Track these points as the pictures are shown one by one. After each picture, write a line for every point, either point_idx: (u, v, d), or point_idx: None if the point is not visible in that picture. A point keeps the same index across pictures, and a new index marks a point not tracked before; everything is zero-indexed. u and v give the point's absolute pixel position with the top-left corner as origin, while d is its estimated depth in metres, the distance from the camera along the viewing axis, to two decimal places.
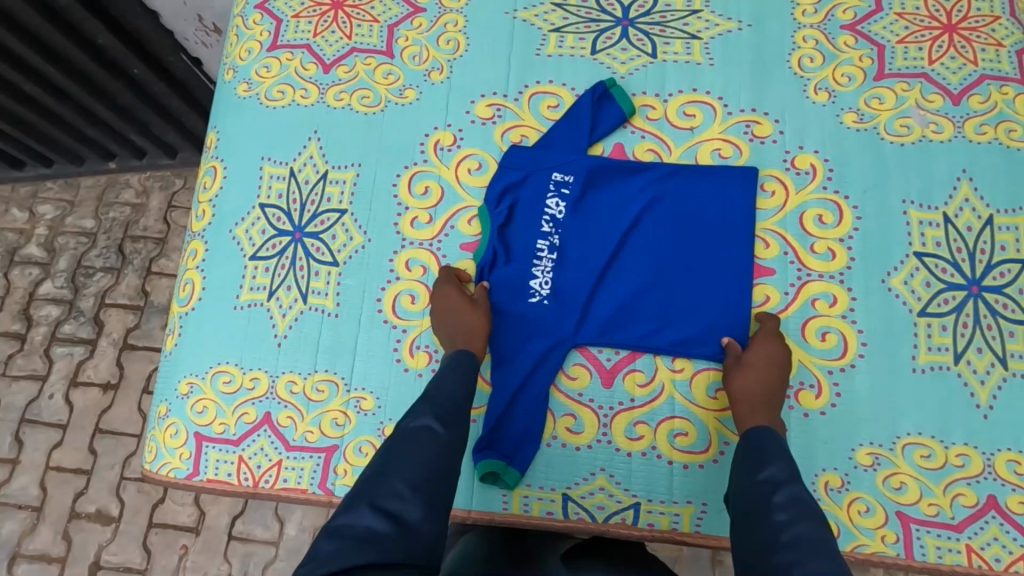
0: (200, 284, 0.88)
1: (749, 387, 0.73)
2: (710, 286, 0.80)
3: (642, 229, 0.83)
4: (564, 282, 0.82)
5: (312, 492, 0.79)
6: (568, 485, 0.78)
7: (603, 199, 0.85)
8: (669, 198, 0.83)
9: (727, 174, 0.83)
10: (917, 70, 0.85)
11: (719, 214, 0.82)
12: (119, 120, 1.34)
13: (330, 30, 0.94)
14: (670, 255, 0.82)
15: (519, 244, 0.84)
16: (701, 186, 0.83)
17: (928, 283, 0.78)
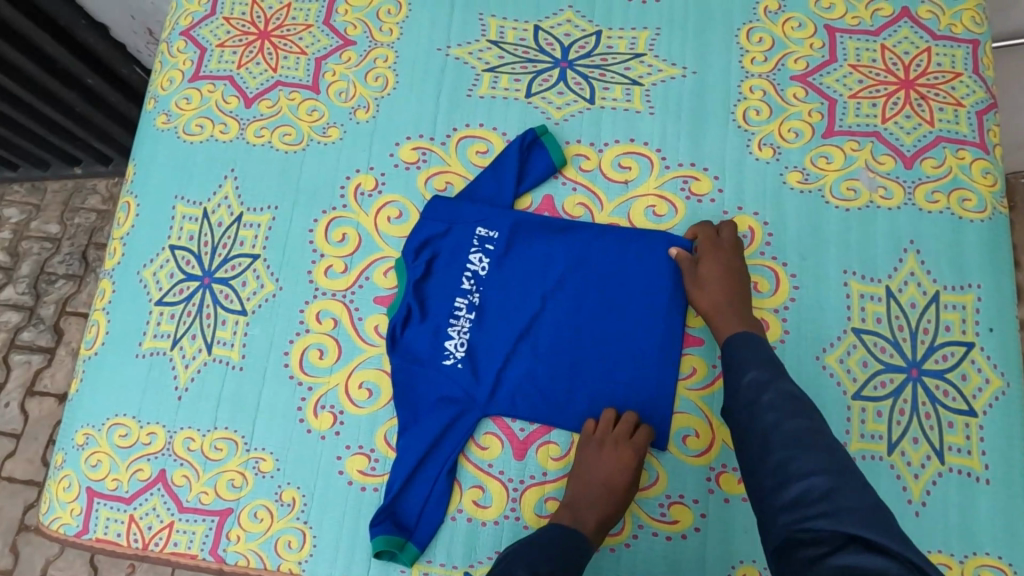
0: (104, 327, 0.83)
1: (717, 282, 0.73)
2: (635, 356, 0.76)
3: (568, 290, 0.78)
4: (481, 344, 0.78)
5: (202, 558, 0.75)
6: (469, 564, 0.72)
7: (528, 256, 0.79)
8: (598, 258, 0.78)
9: (663, 239, 0.78)
10: (869, 128, 0.79)
11: (651, 281, 0.77)
12: (82, 130, 1.29)
13: (255, 62, 0.89)
14: (595, 320, 0.77)
15: (436, 301, 0.79)
16: (636, 250, 0.78)
17: (865, 362, 0.72)
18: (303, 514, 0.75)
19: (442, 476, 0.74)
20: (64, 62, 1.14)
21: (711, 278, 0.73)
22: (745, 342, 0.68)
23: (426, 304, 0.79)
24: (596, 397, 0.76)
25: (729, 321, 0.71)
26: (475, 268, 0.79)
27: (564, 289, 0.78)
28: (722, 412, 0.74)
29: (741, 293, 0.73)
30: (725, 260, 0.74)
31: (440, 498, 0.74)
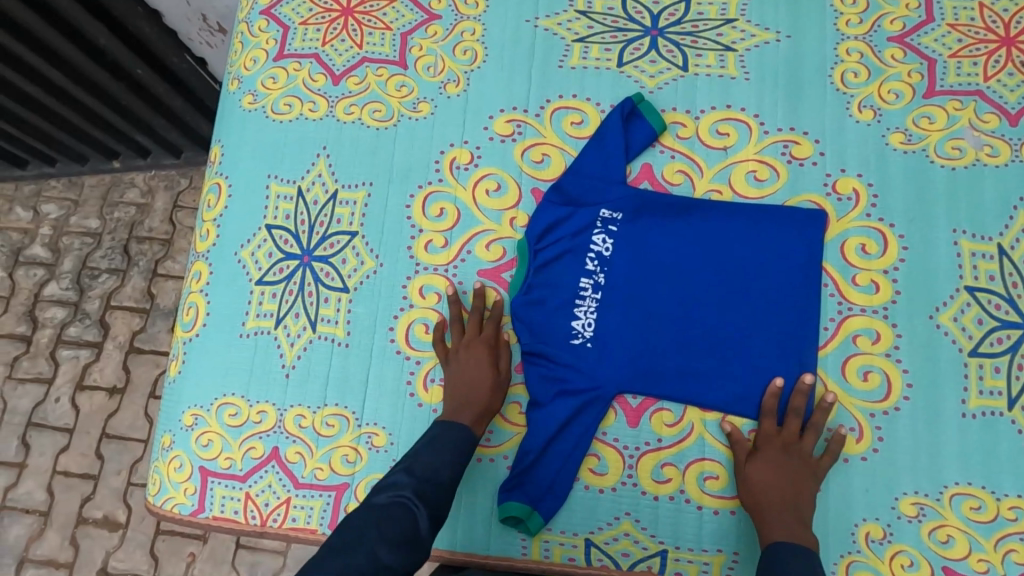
0: (205, 308, 0.83)
1: (772, 466, 0.70)
2: (764, 336, 0.75)
3: (696, 272, 0.77)
4: (609, 324, 0.77)
5: (322, 533, 0.75)
6: (590, 530, 0.73)
7: (656, 238, 0.79)
8: (727, 238, 0.78)
9: (794, 217, 0.77)
10: (971, 87, 0.79)
11: (782, 261, 0.76)
12: (123, 120, 1.29)
13: (340, 39, 0.89)
14: (724, 300, 0.76)
15: (559, 282, 0.79)
16: (765, 228, 0.77)
17: (980, 320, 0.73)
18: None
19: (564, 450, 0.74)
20: (112, 51, 1.12)
21: (771, 448, 0.71)
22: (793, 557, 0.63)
23: (552, 285, 0.79)
24: (728, 376, 0.75)
25: (783, 515, 0.67)
26: (599, 250, 0.79)
27: (693, 269, 0.77)
28: (837, 375, 0.74)
29: (801, 503, 0.68)
30: (789, 439, 0.72)
31: (562, 469, 0.74)
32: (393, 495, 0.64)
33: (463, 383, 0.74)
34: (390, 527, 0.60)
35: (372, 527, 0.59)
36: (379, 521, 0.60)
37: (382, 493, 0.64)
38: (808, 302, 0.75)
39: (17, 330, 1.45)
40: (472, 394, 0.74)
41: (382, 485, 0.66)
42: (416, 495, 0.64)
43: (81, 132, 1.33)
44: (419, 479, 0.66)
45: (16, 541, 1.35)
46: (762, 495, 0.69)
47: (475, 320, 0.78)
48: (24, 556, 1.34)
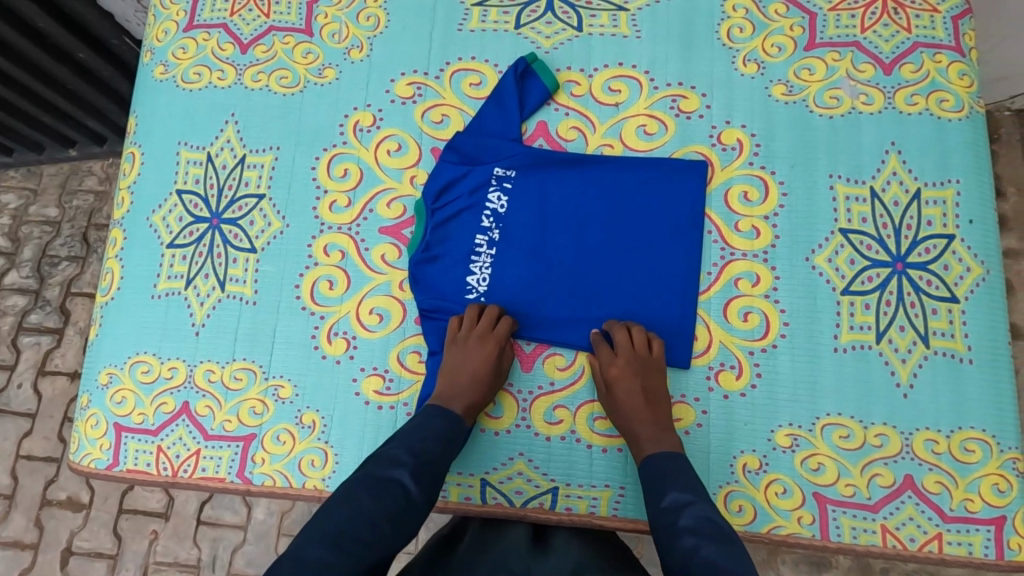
0: (119, 273, 0.86)
1: (626, 389, 0.73)
2: (649, 284, 0.78)
3: (586, 224, 0.80)
4: (503, 278, 0.80)
5: (230, 481, 0.78)
6: (486, 470, 0.77)
7: (549, 194, 0.82)
8: (616, 191, 0.81)
9: (678, 169, 0.80)
10: (849, 38, 0.81)
11: (667, 211, 0.80)
12: (74, 106, 1.29)
13: (248, 9, 0.91)
14: (614, 251, 0.79)
15: (456, 239, 0.81)
16: (651, 180, 0.80)
17: (852, 260, 0.76)
18: (324, 434, 0.79)
19: None
20: (53, 35, 1.12)
21: (618, 371, 0.73)
22: (672, 463, 0.69)
23: (450, 242, 0.81)
24: (615, 322, 0.78)
25: (649, 432, 0.71)
26: (495, 207, 0.82)
27: (584, 221, 0.81)
28: (719, 316, 0.77)
29: (660, 409, 0.73)
30: (627, 354, 0.74)
31: None
32: (396, 475, 0.66)
33: (466, 372, 0.75)
34: (386, 501, 0.64)
35: (369, 502, 0.64)
36: (377, 496, 0.64)
37: (379, 465, 0.67)
38: (691, 248, 0.79)
39: None
40: (473, 383, 0.74)
41: (382, 456, 0.68)
42: (411, 473, 0.67)
43: (32, 119, 1.32)
44: (419, 459, 0.68)
45: None
46: (631, 421, 0.72)
47: (487, 320, 0.77)
48: None
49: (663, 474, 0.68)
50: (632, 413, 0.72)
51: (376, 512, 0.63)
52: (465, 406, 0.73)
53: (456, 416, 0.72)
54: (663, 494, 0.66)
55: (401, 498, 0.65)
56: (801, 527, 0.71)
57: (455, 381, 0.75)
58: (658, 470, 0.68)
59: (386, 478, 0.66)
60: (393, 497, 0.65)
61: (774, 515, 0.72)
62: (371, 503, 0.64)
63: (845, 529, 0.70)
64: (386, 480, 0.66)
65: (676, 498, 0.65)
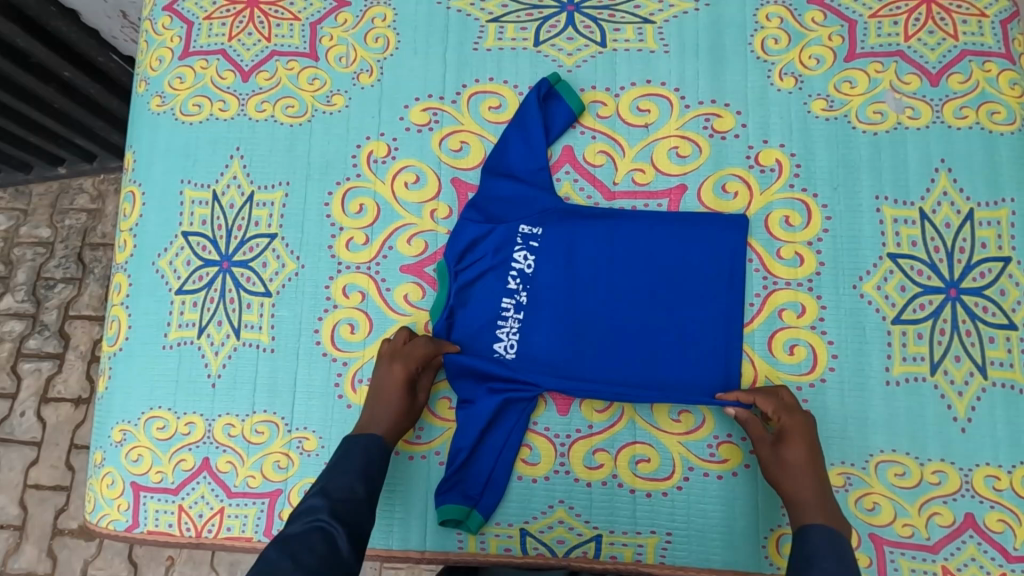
0: (126, 321, 0.81)
1: (805, 448, 0.67)
2: (688, 346, 0.74)
3: (620, 285, 0.76)
4: (534, 340, 0.76)
5: (258, 540, 0.75)
6: (525, 519, 0.74)
7: (579, 250, 0.77)
8: (650, 250, 0.76)
9: (715, 223, 0.76)
10: (891, 48, 0.77)
11: (705, 268, 0.75)
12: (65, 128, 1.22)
13: (247, 32, 0.85)
14: (652, 308, 0.75)
15: (482, 297, 0.77)
16: (688, 237, 0.76)
17: (903, 287, 0.72)
18: None
19: (501, 448, 0.74)
20: (34, 53, 1.05)
21: (799, 430, 0.67)
22: (827, 540, 0.60)
23: (469, 307, 0.77)
24: (655, 387, 0.73)
25: (813, 497, 0.64)
26: (521, 269, 0.77)
27: (616, 280, 0.76)
28: (764, 350, 0.74)
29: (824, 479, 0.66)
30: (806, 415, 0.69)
31: (499, 468, 0.74)
32: (306, 521, 0.60)
33: (378, 397, 0.72)
34: (307, 553, 0.56)
35: (285, 559, 0.55)
36: (292, 550, 0.56)
37: (293, 523, 0.60)
38: (734, 306, 0.74)
39: None
40: (392, 408, 0.71)
41: (296, 514, 0.61)
42: (332, 516, 0.61)
43: (19, 139, 1.26)
44: (334, 501, 0.62)
45: None
46: (802, 482, 0.65)
47: (419, 343, 0.73)
48: (3, 570, 1.33)
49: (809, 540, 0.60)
50: (804, 470, 0.65)
51: (295, 567, 0.55)
52: (385, 430, 0.70)
53: (377, 440, 0.69)
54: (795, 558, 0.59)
55: (318, 544, 0.58)
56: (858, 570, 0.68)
57: (375, 404, 0.72)
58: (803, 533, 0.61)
59: (295, 533, 0.59)
60: (300, 547, 0.57)
61: None
62: (287, 559, 0.55)
63: (904, 570, 0.68)
64: (297, 533, 0.59)
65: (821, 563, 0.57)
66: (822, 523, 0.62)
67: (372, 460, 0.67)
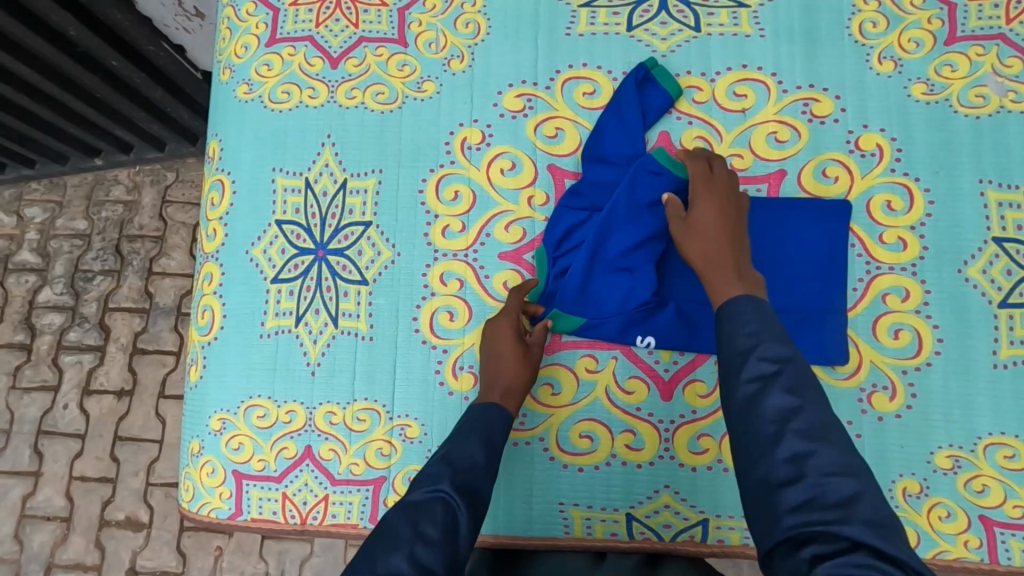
0: (220, 311, 0.81)
1: (711, 206, 0.69)
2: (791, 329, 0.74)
3: None
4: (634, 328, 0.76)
5: (363, 527, 0.75)
6: (630, 504, 0.74)
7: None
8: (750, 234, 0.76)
9: (815, 208, 0.75)
10: (993, 31, 0.76)
11: (806, 253, 0.75)
12: (102, 117, 1.22)
13: (334, 18, 0.84)
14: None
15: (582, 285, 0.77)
16: (788, 221, 0.76)
17: (1008, 271, 0.73)
18: None
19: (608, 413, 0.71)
20: (84, 43, 1.04)
21: (709, 193, 0.70)
22: (744, 304, 0.59)
23: (565, 293, 0.76)
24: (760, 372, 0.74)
25: (725, 275, 0.64)
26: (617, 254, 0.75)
27: None
28: (867, 334, 0.74)
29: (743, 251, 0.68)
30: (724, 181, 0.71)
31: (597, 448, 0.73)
32: (428, 491, 0.58)
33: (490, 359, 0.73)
34: (428, 525, 0.54)
35: (406, 526, 0.53)
36: (415, 520, 0.54)
37: (415, 491, 0.58)
38: (835, 290, 0.74)
39: (15, 339, 1.41)
40: (502, 365, 0.72)
41: (418, 481, 0.60)
42: (453, 487, 0.58)
43: (58, 131, 1.26)
44: (456, 471, 0.60)
45: (41, 547, 1.34)
46: (713, 247, 0.67)
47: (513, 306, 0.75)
48: (51, 562, 1.33)
49: (768, 358, 0.54)
50: (709, 219, 0.69)
51: (416, 536, 0.53)
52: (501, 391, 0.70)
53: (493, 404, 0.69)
54: (781, 391, 0.52)
55: (440, 514, 0.55)
56: (968, 551, 0.69)
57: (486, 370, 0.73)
58: (756, 349, 0.55)
59: (412, 502, 0.57)
60: (417, 517, 0.55)
61: (939, 540, 0.69)
62: (408, 526, 0.53)
63: (1015, 551, 0.68)
64: (416, 501, 0.57)
65: (785, 383, 0.52)
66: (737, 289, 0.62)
67: (491, 423, 0.67)
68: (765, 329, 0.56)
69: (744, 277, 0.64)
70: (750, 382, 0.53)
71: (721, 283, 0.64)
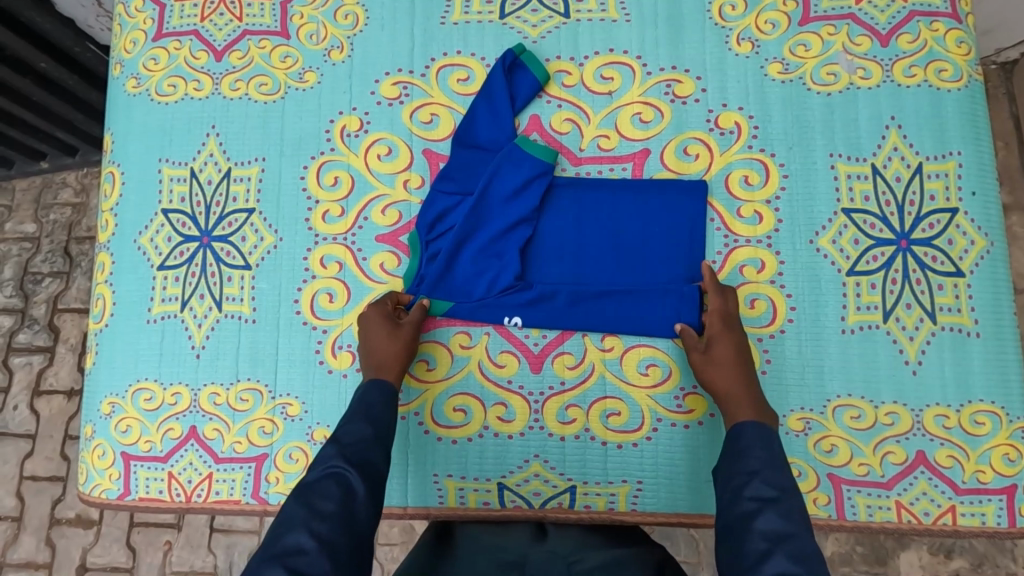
0: (111, 298, 0.83)
1: (729, 347, 0.72)
2: (648, 305, 0.77)
3: (585, 252, 0.79)
4: (501, 310, 0.78)
5: (246, 502, 0.78)
6: (502, 474, 0.77)
7: (545, 221, 0.80)
8: (613, 217, 0.79)
9: (674, 189, 0.79)
10: (843, 11, 0.79)
11: (665, 233, 0.79)
12: (43, 121, 1.21)
13: (219, 13, 0.87)
14: (612, 271, 0.79)
15: (452, 270, 0.80)
16: (649, 204, 0.79)
17: (856, 240, 0.76)
18: None
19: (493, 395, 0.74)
20: (13, 47, 1.03)
21: (727, 332, 0.73)
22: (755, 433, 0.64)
23: (435, 277, 0.79)
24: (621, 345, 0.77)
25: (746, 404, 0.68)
26: (486, 240, 0.79)
27: (585, 247, 0.79)
28: None
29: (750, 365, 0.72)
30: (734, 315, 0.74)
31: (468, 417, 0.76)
32: (320, 470, 0.60)
33: (371, 350, 0.73)
34: (323, 501, 0.57)
35: (301, 508, 0.56)
36: (309, 499, 0.56)
37: (310, 473, 0.60)
38: (692, 267, 0.78)
39: None
40: (386, 351, 0.73)
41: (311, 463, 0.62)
42: (347, 462, 0.61)
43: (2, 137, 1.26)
44: (345, 447, 0.62)
45: None
46: (727, 385, 0.70)
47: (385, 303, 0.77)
48: (2, 561, 1.34)
49: (769, 483, 0.59)
50: (730, 364, 0.71)
51: (312, 514, 0.55)
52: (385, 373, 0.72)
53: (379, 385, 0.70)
54: (775, 513, 0.56)
55: (336, 492, 0.58)
56: (818, 509, 0.72)
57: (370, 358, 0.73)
58: (759, 474, 0.60)
59: (306, 486, 0.58)
60: (311, 496, 0.57)
61: None
62: (303, 508, 0.55)
63: (860, 507, 0.71)
64: (311, 484, 0.58)
65: (779, 508, 0.56)
66: (754, 417, 0.67)
67: (374, 403, 0.68)
68: (766, 460, 0.61)
69: (762, 409, 0.68)
70: (750, 501, 0.58)
71: (749, 416, 0.67)
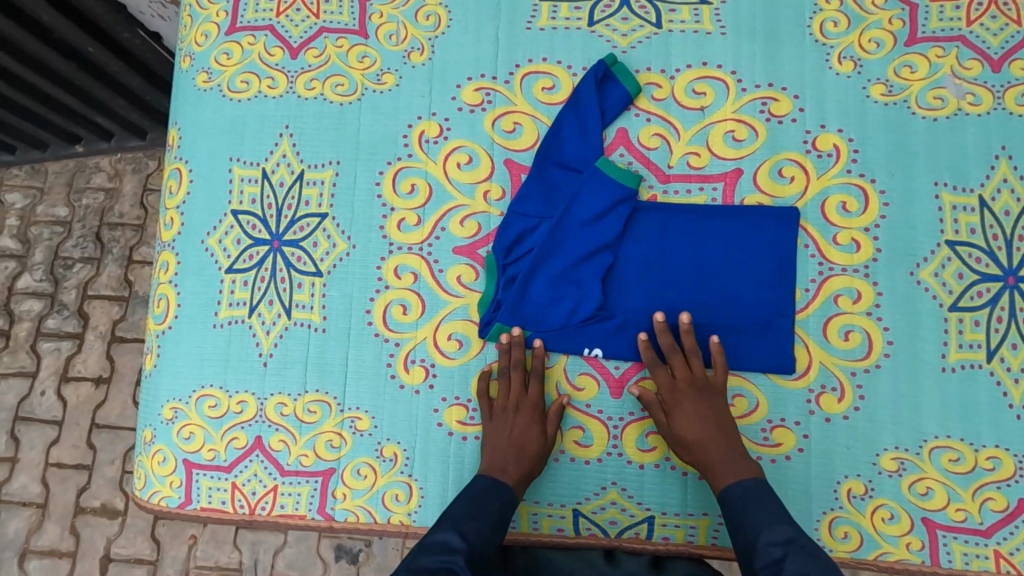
0: (175, 299, 0.81)
1: (694, 413, 0.70)
2: (735, 337, 0.74)
3: (668, 279, 0.76)
4: (579, 339, 0.76)
5: (311, 518, 0.75)
6: (578, 501, 0.74)
7: (626, 247, 0.77)
8: (699, 245, 0.76)
9: (765, 216, 0.75)
10: (953, 33, 0.76)
11: (755, 262, 0.75)
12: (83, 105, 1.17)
13: (295, 8, 0.84)
14: (698, 301, 0.75)
15: (529, 296, 0.76)
16: (738, 231, 0.75)
17: (960, 274, 0.72)
18: (407, 467, 0.75)
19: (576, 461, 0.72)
20: (57, 28, 0.99)
21: (681, 396, 0.71)
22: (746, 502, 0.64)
23: (513, 303, 0.76)
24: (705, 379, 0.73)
25: (729, 468, 0.67)
26: (565, 265, 0.76)
27: (668, 275, 0.76)
28: (818, 335, 0.74)
29: (728, 430, 0.70)
30: (687, 376, 0.72)
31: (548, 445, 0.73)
32: (440, 559, 0.60)
33: (512, 446, 0.71)
34: None
35: None
36: None
37: (424, 556, 0.61)
38: (783, 297, 0.74)
39: None
40: (517, 453, 0.71)
41: (427, 545, 0.63)
42: (465, 561, 0.61)
43: (43, 118, 1.22)
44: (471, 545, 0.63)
45: (15, 534, 1.32)
46: (704, 446, 0.69)
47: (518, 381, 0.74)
48: (26, 548, 1.32)
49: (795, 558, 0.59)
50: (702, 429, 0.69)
51: None
52: (515, 478, 0.70)
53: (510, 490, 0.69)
54: None
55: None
56: (910, 553, 0.69)
57: (495, 455, 0.71)
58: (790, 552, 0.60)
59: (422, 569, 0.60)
60: None
61: (881, 541, 0.70)
62: None
63: (956, 554, 0.69)
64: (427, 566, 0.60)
65: None
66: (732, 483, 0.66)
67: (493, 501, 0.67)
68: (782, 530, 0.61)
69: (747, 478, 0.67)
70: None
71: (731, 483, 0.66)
